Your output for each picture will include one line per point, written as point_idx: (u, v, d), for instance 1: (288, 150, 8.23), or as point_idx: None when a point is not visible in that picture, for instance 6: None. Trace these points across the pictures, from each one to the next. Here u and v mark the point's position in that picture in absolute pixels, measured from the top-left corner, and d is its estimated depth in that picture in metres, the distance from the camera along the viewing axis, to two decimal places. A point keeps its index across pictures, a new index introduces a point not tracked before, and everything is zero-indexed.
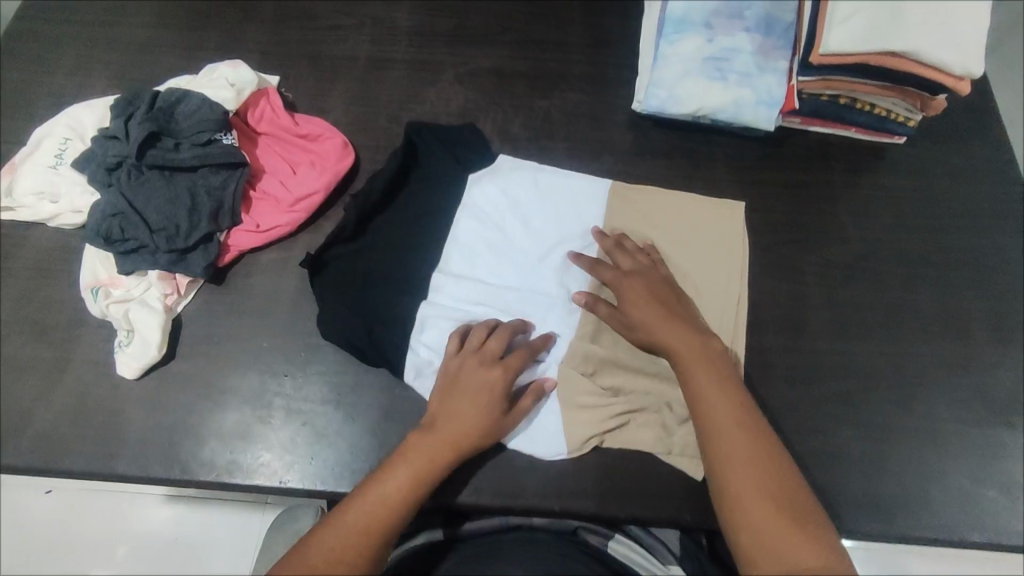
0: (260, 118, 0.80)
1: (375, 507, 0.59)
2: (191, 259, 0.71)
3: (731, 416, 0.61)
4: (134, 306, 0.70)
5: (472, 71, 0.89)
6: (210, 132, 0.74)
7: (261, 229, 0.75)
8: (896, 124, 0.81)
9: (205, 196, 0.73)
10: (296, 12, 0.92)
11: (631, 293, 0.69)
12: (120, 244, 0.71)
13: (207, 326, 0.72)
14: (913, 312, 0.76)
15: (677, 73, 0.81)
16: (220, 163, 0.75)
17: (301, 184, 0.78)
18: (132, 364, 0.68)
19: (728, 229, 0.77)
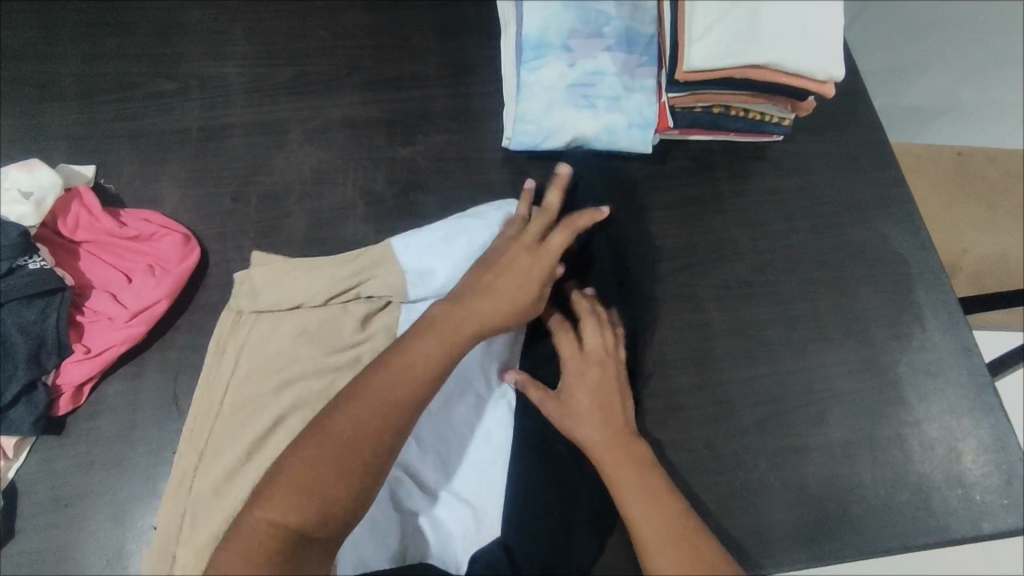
0: (76, 225, 0.69)
1: (342, 445, 0.53)
2: (13, 416, 0.60)
3: (654, 503, 0.59)
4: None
5: (323, 125, 0.79)
6: (8, 260, 0.62)
7: (94, 354, 0.65)
8: (772, 126, 0.79)
9: (18, 337, 0.62)
10: (104, 81, 0.79)
11: (575, 378, 0.65)
12: None
13: (50, 489, 0.62)
14: (812, 320, 0.75)
15: (544, 103, 0.75)
16: (31, 293, 0.63)
17: (138, 294, 0.67)
18: None
19: (612, 390, 0.65)
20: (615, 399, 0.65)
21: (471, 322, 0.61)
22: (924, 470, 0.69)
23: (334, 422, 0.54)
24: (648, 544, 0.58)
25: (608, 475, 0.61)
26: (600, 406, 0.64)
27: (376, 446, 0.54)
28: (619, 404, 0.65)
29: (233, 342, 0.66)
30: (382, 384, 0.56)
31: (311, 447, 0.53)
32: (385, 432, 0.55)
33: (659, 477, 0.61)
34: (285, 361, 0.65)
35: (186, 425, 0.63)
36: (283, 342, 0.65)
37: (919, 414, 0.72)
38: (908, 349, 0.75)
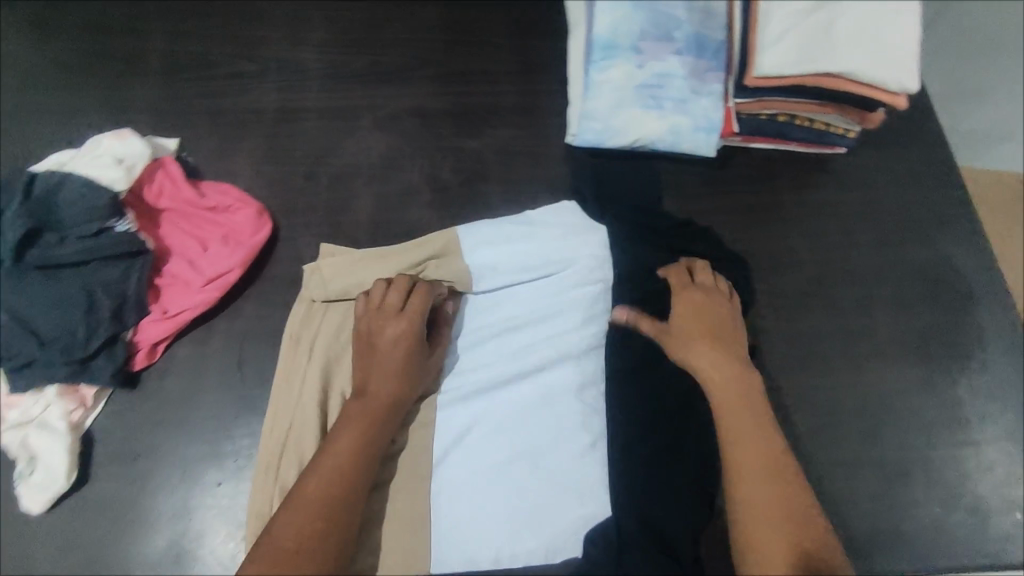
0: (159, 193, 0.72)
1: (330, 485, 0.57)
2: (95, 367, 0.64)
3: (754, 444, 0.59)
4: (34, 431, 0.62)
5: (393, 113, 0.82)
6: (99, 221, 0.66)
7: (171, 315, 0.68)
8: (837, 137, 0.79)
9: (103, 294, 0.65)
10: (191, 60, 0.83)
11: (683, 312, 0.68)
12: (8, 361, 0.63)
13: (123, 441, 0.65)
14: (868, 333, 0.74)
15: (611, 102, 0.76)
16: (116, 255, 0.66)
17: (214, 262, 0.71)
18: (37, 498, 0.61)
19: (721, 325, 0.67)
20: (727, 335, 0.67)
21: (386, 378, 0.63)
22: (980, 492, 0.68)
23: (321, 468, 0.58)
24: (740, 471, 0.58)
25: (713, 402, 0.63)
26: (710, 344, 0.65)
27: (359, 465, 0.59)
28: (734, 343, 0.67)
29: (307, 333, 0.68)
30: (353, 432, 0.61)
31: (308, 492, 0.57)
32: (366, 452, 0.60)
33: (763, 415, 0.61)
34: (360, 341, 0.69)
35: (268, 415, 0.65)
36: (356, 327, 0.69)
37: (976, 434, 0.71)
38: (967, 368, 0.73)
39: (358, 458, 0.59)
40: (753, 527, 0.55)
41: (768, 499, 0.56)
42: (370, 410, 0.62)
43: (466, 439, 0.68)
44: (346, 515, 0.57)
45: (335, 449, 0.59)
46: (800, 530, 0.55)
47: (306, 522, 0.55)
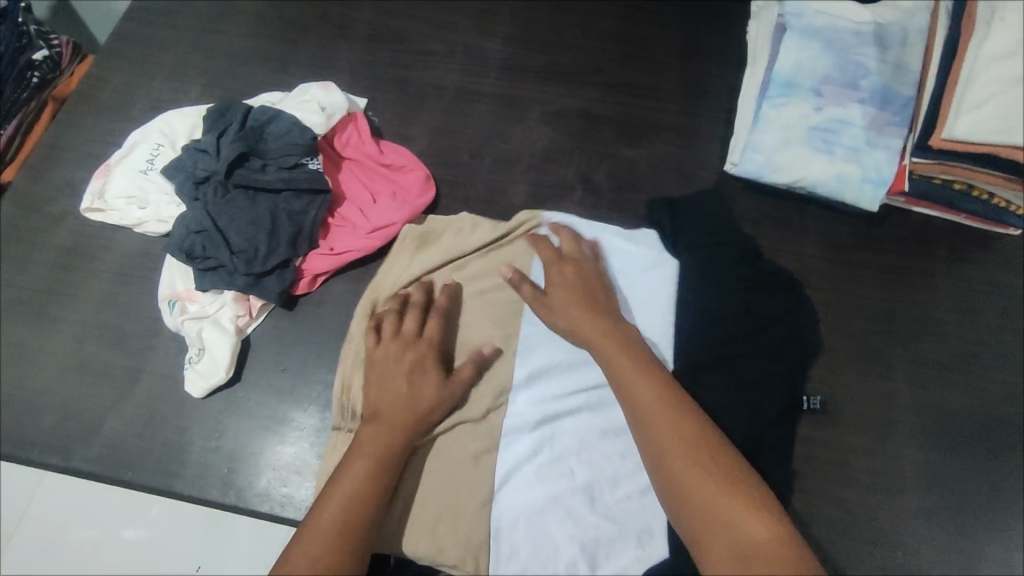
0: (346, 144, 0.80)
1: (344, 503, 0.56)
2: (267, 284, 0.71)
3: (660, 404, 0.58)
4: (208, 326, 0.70)
5: (560, 111, 0.86)
6: (297, 156, 0.74)
7: (335, 252, 0.75)
8: (1013, 217, 0.75)
9: (286, 221, 0.72)
10: (388, 33, 0.91)
11: (559, 277, 0.70)
12: (199, 261, 0.71)
13: (276, 353, 0.72)
14: (1010, 425, 0.70)
15: (779, 139, 0.76)
16: (304, 189, 0.74)
17: (379, 213, 0.77)
18: (199, 383, 0.69)
19: (579, 285, 0.69)
20: (599, 297, 0.68)
21: (394, 402, 0.63)
22: None
23: (335, 489, 0.57)
24: (680, 475, 0.54)
25: (614, 373, 0.62)
26: (630, 354, 0.63)
27: (373, 487, 0.58)
28: (580, 302, 0.67)
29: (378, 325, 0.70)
30: (370, 450, 0.60)
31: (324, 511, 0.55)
32: (374, 481, 0.58)
33: (644, 374, 0.61)
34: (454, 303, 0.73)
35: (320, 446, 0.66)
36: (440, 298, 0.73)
37: None
38: None
39: (370, 479, 0.58)
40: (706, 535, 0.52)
41: (709, 483, 0.53)
42: (380, 437, 0.61)
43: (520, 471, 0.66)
44: (359, 531, 0.55)
45: (351, 470, 0.58)
46: (733, 479, 0.54)
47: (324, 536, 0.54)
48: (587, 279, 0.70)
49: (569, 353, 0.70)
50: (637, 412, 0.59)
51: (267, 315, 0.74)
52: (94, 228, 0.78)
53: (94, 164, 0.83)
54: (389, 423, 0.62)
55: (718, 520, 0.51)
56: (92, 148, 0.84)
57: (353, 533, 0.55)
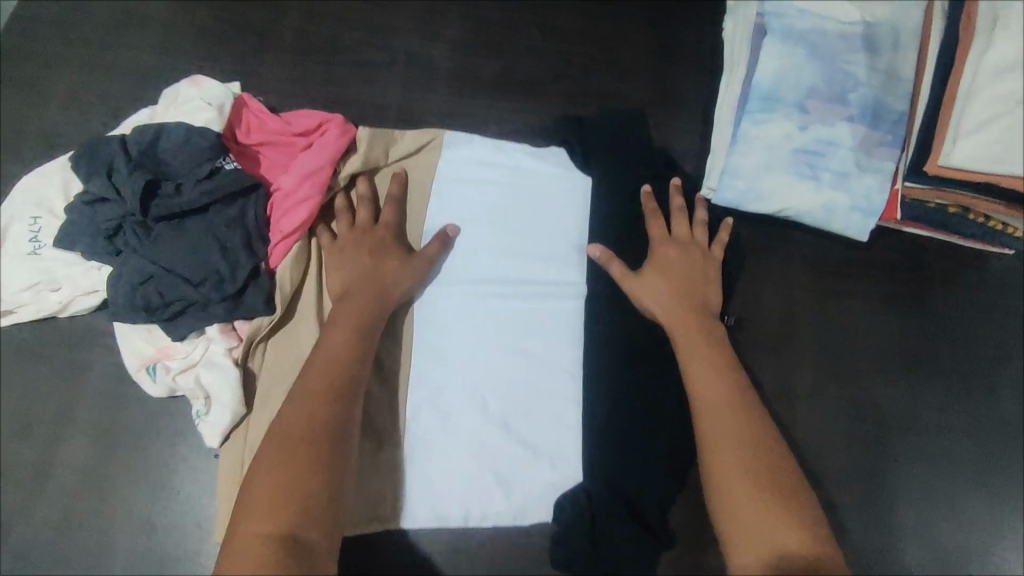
0: (249, 131, 0.69)
1: (281, 438, 0.52)
2: (249, 299, 0.63)
3: (728, 403, 0.58)
4: (203, 370, 0.62)
5: (518, 129, 0.78)
6: (210, 161, 0.64)
7: (286, 233, 0.65)
8: (1010, 240, 0.69)
9: (230, 230, 0.63)
10: (319, 41, 0.80)
11: (665, 262, 0.67)
12: (161, 313, 0.61)
13: (207, 433, 0.64)
14: (988, 464, 0.69)
15: (762, 162, 0.69)
16: (231, 193, 0.64)
17: (306, 169, 0.67)
18: (219, 431, 0.61)
19: (688, 267, 0.67)
20: (697, 286, 0.67)
21: (362, 278, 0.64)
22: None
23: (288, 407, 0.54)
24: (717, 416, 0.57)
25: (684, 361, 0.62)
26: (677, 292, 0.66)
27: (347, 377, 0.57)
28: (668, 285, 0.66)
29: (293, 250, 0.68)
30: (315, 373, 0.56)
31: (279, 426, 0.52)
32: (343, 373, 0.57)
33: (726, 370, 0.60)
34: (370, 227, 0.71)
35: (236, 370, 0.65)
36: None
37: None
38: None
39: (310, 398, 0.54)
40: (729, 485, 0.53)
41: (750, 487, 0.52)
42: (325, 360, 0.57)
43: (444, 388, 0.67)
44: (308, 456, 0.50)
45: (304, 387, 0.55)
46: (783, 486, 0.52)
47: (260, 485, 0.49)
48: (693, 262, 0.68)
49: (477, 283, 0.70)
50: (700, 403, 0.59)
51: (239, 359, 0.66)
52: None
53: None
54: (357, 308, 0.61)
55: (754, 521, 0.50)
56: None
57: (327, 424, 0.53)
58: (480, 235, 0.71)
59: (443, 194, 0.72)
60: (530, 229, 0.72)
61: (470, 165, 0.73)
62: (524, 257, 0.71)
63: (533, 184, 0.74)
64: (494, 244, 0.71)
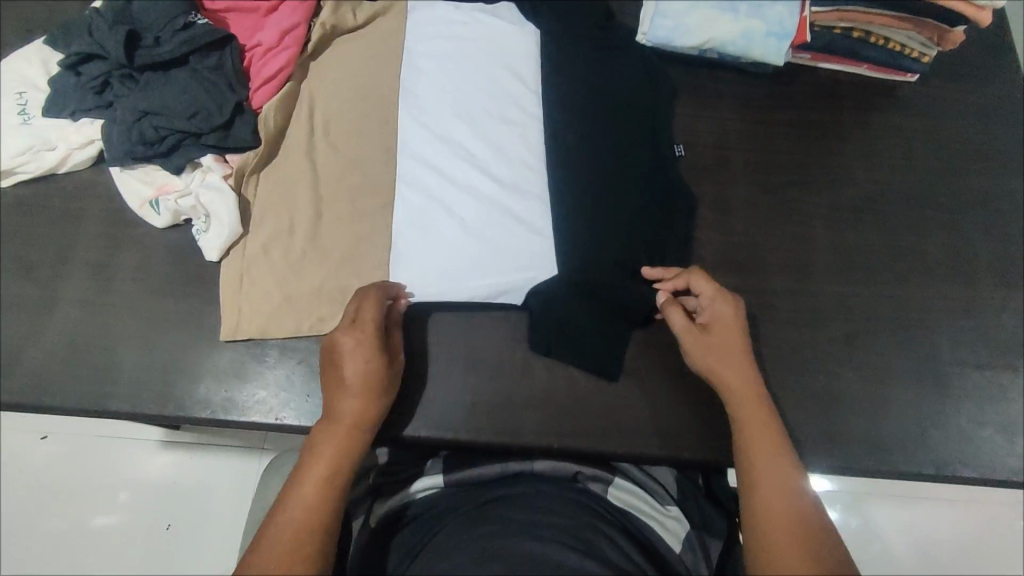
0: None
1: (316, 502, 0.52)
2: (237, 131, 0.71)
3: (772, 449, 0.56)
4: (200, 192, 0.68)
5: None
6: (185, 16, 0.72)
7: (269, 80, 0.74)
8: (909, 61, 0.78)
9: (212, 75, 0.71)
10: None
11: (726, 350, 0.61)
12: (157, 147, 0.69)
13: (198, 264, 0.69)
14: (917, 254, 0.75)
15: (685, 1, 0.77)
16: (206, 45, 0.72)
17: (279, 24, 0.76)
18: (217, 245, 0.67)
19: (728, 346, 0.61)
20: (747, 358, 0.61)
21: (344, 405, 0.57)
22: (1016, 413, 0.68)
23: (306, 478, 0.53)
24: (763, 454, 0.55)
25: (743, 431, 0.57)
26: (733, 343, 0.61)
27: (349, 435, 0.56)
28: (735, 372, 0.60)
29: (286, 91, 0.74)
30: (337, 434, 0.56)
31: (298, 497, 0.52)
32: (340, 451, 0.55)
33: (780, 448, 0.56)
34: (349, 76, 0.77)
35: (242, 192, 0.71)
36: (342, 79, 0.77)
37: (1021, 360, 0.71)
38: (1017, 299, 0.73)
39: (330, 482, 0.53)
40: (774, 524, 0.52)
41: (799, 553, 0.50)
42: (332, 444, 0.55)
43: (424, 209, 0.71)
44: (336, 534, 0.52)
45: (316, 455, 0.54)
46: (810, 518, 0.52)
47: (290, 529, 0.50)
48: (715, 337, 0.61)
49: (448, 111, 0.75)
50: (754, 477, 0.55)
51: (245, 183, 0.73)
52: None
53: None
54: (348, 404, 0.57)
55: None
56: None
57: (320, 514, 0.51)
58: (448, 74, 0.77)
59: (414, 47, 0.78)
60: (491, 72, 0.77)
61: (435, 21, 0.79)
62: (489, 92, 0.76)
63: (489, 30, 0.79)
64: (460, 81, 0.76)
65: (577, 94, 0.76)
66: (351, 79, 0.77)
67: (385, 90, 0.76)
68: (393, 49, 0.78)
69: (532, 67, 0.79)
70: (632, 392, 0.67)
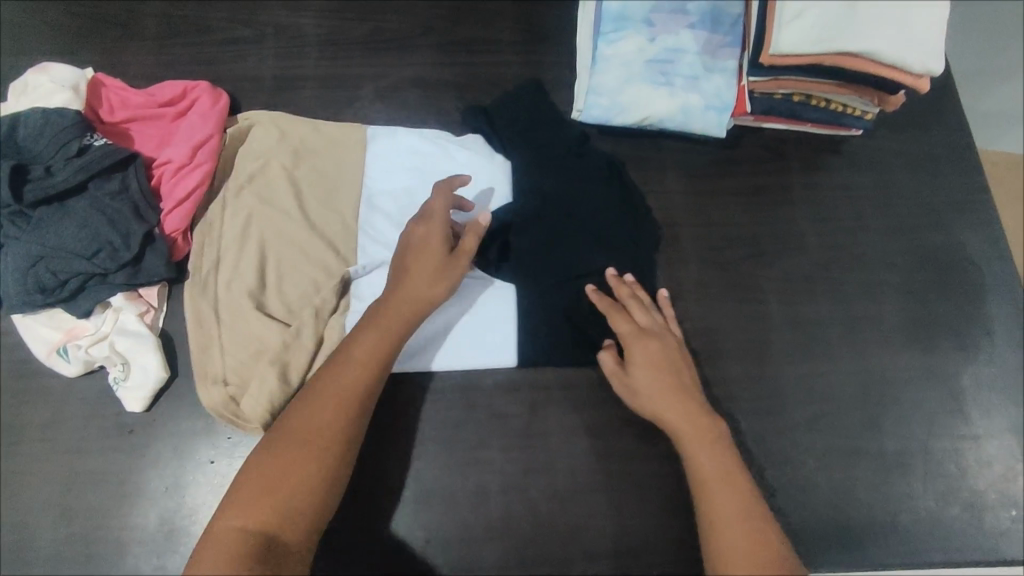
0: (114, 107, 0.72)
1: (307, 442, 0.55)
2: (147, 263, 0.65)
3: (737, 501, 0.56)
4: (115, 338, 0.64)
5: (394, 85, 0.79)
6: (78, 139, 0.65)
7: (182, 199, 0.68)
8: (852, 119, 0.76)
9: (114, 203, 0.65)
10: (184, 25, 0.80)
11: (661, 381, 0.61)
12: (60, 289, 0.63)
13: (116, 413, 0.64)
14: (875, 322, 0.73)
15: (620, 78, 0.73)
16: (106, 169, 0.66)
17: (189, 135, 0.71)
18: (137, 395, 0.63)
19: (662, 375, 0.62)
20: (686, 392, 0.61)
21: (376, 334, 0.60)
22: (981, 486, 0.68)
23: (299, 416, 0.56)
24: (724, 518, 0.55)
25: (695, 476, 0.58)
26: (662, 369, 0.62)
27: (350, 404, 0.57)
28: (668, 410, 0.60)
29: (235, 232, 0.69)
30: (340, 390, 0.57)
31: (285, 431, 0.55)
32: (347, 407, 0.57)
33: (742, 497, 0.56)
34: (301, 207, 0.71)
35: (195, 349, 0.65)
36: (293, 210, 0.70)
37: (983, 428, 0.70)
38: (975, 363, 0.72)
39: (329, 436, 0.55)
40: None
41: None
42: (357, 364, 0.58)
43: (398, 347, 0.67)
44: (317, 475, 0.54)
45: (312, 404, 0.56)
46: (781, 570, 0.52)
47: (273, 456, 0.54)
48: (651, 377, 0.62)
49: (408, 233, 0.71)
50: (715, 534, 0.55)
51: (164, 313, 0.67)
52: None
53: None
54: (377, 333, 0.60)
55: None
56: None
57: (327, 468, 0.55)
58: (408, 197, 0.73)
59: (371, 169, 0.74)
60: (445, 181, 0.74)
61: (383, 137, 0.75)
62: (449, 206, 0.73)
63: (447, 139, 0.76)
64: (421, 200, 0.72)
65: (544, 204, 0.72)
66: (291, 200, 0.70)
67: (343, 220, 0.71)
68: (345, 172, 0.73)
69: (490, 168, 0.75)
70: (595, 508, 0.64)
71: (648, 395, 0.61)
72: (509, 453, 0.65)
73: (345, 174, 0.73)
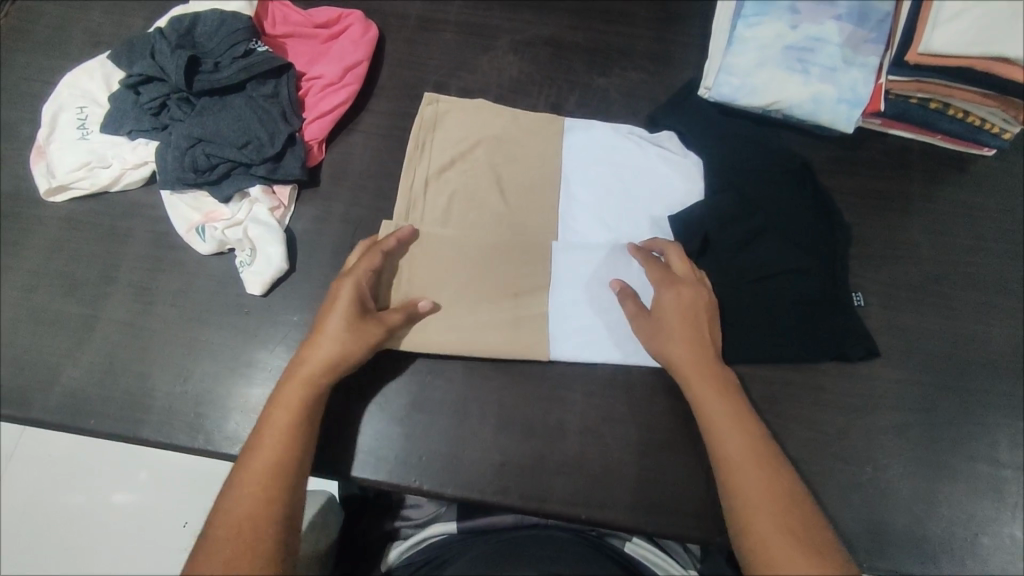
0: (278, 21, 0.78)
1: (280, 453, 0.54)
2: (286, 163, 0.70)
3: (750, 453, 0.56)
4: (249, 225, 0.69)
5: (529, 40, 0.82)
6: (245, 42, 0.71)
7: (323, 113, 0.73)
8: (989, 136, 0.74)
9: (266, 105, 0.71)
10: None
11: (680, 330, 0.62)
12: (209, 172, 0.69)
13: (238, 295, 0.69)
14: (982, 343, 0.71)
15: (755, 60, 0.73)
16: (264, 73, 0.71)
17: (339, 56, 0.76)
18: (257, 279, 0.68)
19: (692, 324, 0.62)
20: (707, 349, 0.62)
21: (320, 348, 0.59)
22: None
23: (263, 439, 0.55)
24: (745, 465, 0.55)
25: (706, 423, 0.58)
26: (687, 320, 0.62)
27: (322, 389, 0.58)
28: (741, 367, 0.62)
29: (433, 200, 0.72)
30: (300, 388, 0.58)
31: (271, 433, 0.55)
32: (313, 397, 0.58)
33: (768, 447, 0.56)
34: (500, 187, 0.73)
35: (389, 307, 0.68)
36: (490, 190, 0.72)
37: None
38: None
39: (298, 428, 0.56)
40: (769, 544, 0.51)
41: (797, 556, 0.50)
42: (321, 356, 0.59)
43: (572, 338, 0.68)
44: (306, 460, 0.56)
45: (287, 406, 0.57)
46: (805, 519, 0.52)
47: (250, 487, 0.52)
48: (672, 322, 0.63)
49: (601, 225, 0.72)
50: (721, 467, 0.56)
51: (291, 213, 0.72)
52: (33, 175, 0.72)
53: (30, 104, 0.77)
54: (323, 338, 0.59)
55: None
56: (27, 87, 0.77)
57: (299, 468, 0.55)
58: (594, 193, 0.74)
59: (565, 161, 0.75)
60: (644, 178, 0.75)
61: (578, 129, 0.76)
62: (633, 206, 0.73)
63: (642, 143, 0.76)
64: (604, 198, 0.73)
65: (731, 216, 0.71)
66: (488, 177, 0.73)
67: (541, 205, 0.73)
68: (540, 158, 0.75)
69: (674, 177, 0.74)
70: (666, 467, 0.65)
71: (670, 343, 0.62)
72: (589, 398, 0.67)
73: (541, 161, 0.75)
